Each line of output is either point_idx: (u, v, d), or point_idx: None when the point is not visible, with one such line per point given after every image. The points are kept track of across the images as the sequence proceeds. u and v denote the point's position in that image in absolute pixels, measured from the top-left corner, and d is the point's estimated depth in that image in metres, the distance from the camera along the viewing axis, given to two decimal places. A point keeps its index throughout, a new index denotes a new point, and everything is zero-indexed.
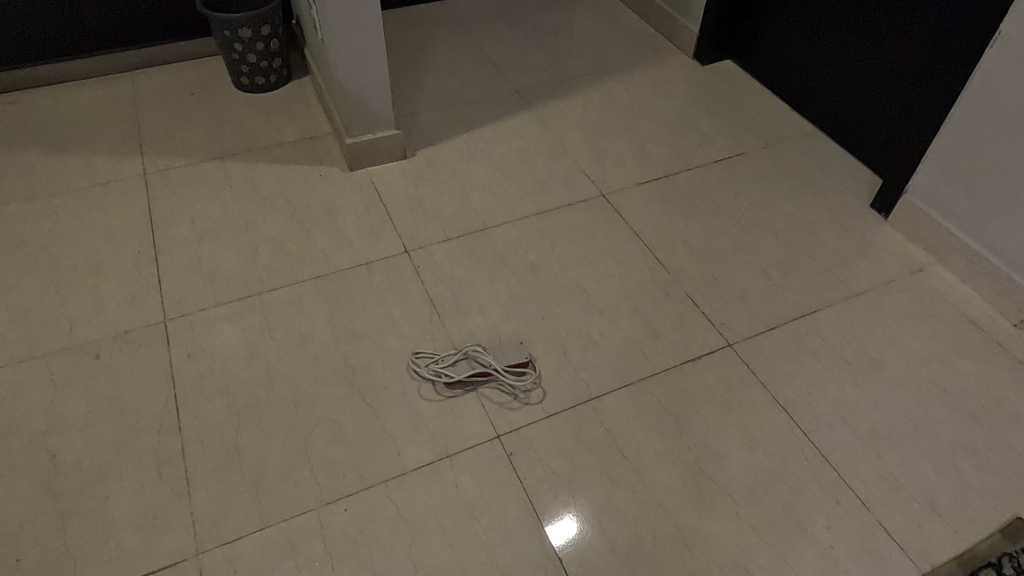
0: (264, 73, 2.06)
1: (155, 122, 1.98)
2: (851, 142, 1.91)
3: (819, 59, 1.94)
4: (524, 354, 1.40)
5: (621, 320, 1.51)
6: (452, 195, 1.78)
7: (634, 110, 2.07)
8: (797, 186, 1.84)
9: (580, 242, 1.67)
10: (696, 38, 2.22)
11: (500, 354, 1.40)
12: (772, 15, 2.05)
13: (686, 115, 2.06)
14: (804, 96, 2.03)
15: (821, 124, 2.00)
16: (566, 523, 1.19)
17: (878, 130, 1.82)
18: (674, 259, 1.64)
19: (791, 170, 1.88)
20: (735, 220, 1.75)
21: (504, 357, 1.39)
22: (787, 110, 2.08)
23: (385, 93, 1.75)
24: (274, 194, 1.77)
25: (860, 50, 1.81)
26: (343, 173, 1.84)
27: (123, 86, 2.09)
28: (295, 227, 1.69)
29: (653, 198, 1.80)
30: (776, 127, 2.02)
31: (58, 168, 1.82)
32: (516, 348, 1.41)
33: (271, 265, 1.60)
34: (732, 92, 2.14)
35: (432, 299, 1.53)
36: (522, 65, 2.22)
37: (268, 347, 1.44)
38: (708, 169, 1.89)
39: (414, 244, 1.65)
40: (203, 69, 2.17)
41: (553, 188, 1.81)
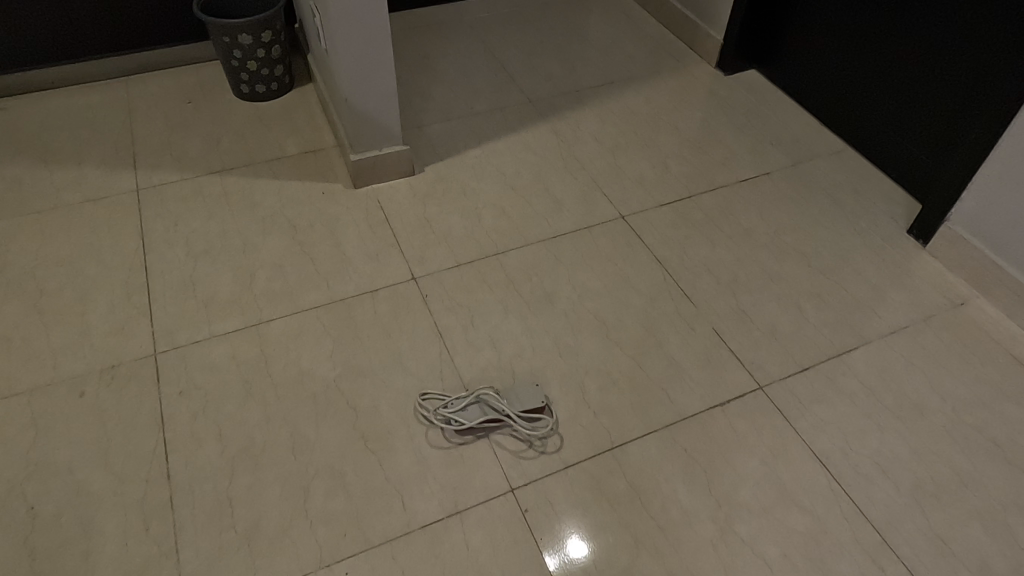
0: (264, 81, 1.96)
1: (150, 133, 1.88)
2: (885, 162, 1.81)
3: (852, 71, 1.82)
4: (540, 398, 1.29)
5: (643, 357, 1.40)
6: (462, 215, 1.68)
7: (654, 123, 1.96)
8: (829, 209, 1.73)
9: (598, 270, 1.57)
10: (720, 46, 2.10)
11: (514, 399, 1.29)
12: (801, 25, 1.94)
13: (709, 129, 1.95)
14: (836, 110, 1.92)
15: (854, 141, 1.89)
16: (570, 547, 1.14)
17: (917, 152, 1.71)
18: (700, 289, 1.54)
19: (823, 192, 1.77)
20: (763, 245, 1.64)
21: (519, 403, 1.29)
22: (816, 125, 1.97)
23: (392, 106, 1.65)
24: (273, 212, 1.67)
25: (899, 65, 1.69)
26: (346, 191, 1.74)
27: (117, 93, 1.99)
28: (295, 250, 1.59)
29: (676, 220, 1.69)
30: (805, 143, 1.91)
31: (47, 182, 1.72)
32: (531, 390, 1.31)
33: (269, 292, 1.50)
34: (758, 105, 2.03)
35: (441, 332, 1.43)
36: (536, 73, 2.11)
37: (265, 384, 1.34)
38: (734, 189, 1.78)
39: (422, 271, 1.55)
40: (201, 75, 2.06)
41: (569, 208, 1.70)
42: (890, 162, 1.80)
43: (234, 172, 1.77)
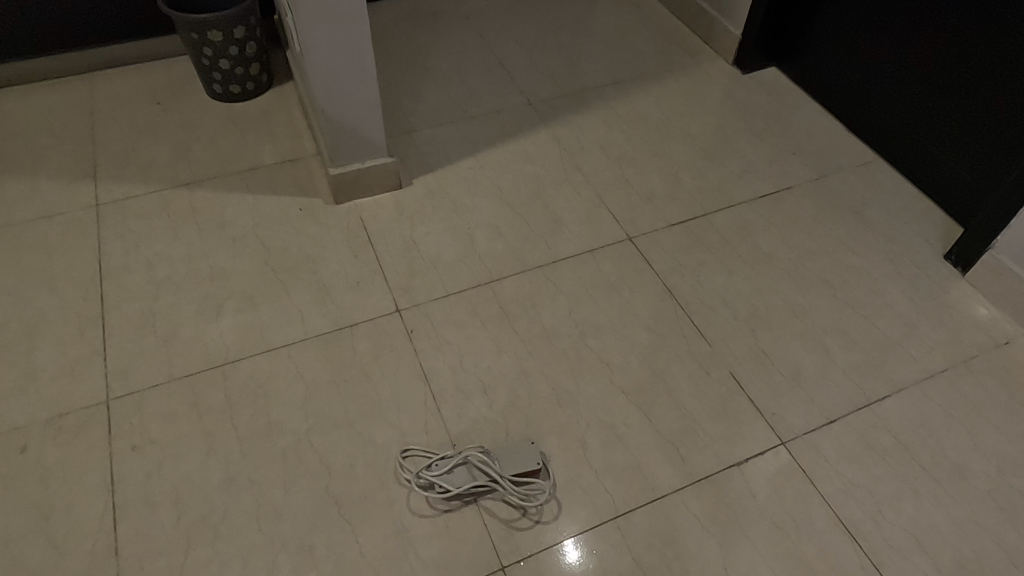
0: (239, 80, 1.78)
1: (113, 138, 1.72)
2: (921, 176, 1.64)
3: (886, 76, 1.66)
4: (535, 462, 1.15)
5: (652, 406, 1.26)
6: (453, 236, 1.52)
7: (666, 128, 1.79)
8: (857, 230, 1.57)
9: (603, 301, 1.41)
10: (738, 43, 1.93)
11: (507, 462, 1.15)
12: (829, 22, 1.76)
13: (725, 136, 1.78)
14: (866, 116, 1.74)
15: (886, 151, 1.72)
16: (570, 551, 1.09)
17: (959, 166, 1.54)
18: (715, 324, 1.39)
19: (850, 210, 1.61)
20: (785, 273, 1.49)
21: (512, 468, 1.14)
22: (842, 133, 1.80)
23: (375, 116, 1.48)
24: (245, 232, 1.52)
25: (940, 73, 1.52)
26: (327, 207, 1.58)
27: (80, 92, 1.82)
28: (268, 277, 1.44)
29: (689, 242, 1.53)
30: (831, 154, 1.74)
31: None
32: (527, 452, 1.16)
33: (237, 328, 1.35)
34: (780, 109, 1.86)
35: (427, 375, 1.29)
36: (537, 71, 1.93)
37: (229, 438, 1.20)
38: (753, 206, 1.62)
39: (408, 302, 1.40)
40: (172, 72, 1.89)
41: (571, 229, 1.55)
42: (927, 176, 1.63)
43: (204, 185, 1.61)
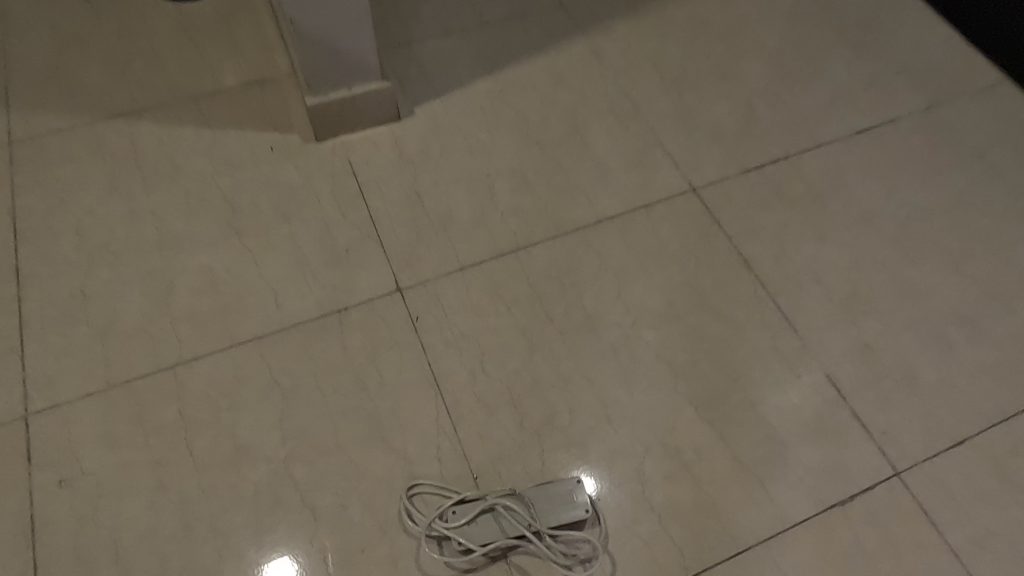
0: None
1: (29, 49, 1.34)
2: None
3: None
4: (584, 511, 0.90)
5: (728, 422, 0.99)
6: (468, 188, 1.20)
7: (735, 39, 1.41)
8: (982, 178, 1.23)
9: (659, 278, 1.11)
10: None
11: (546, 510, 0.90)
12: None
13: (811, 49, 1.40)
14: (996, 22, 1.35)
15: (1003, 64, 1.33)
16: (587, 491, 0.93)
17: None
18: (803, 309, 1.09)
19: (973, 151, 1.27)
20: (891, 236, 1.17)
21: (553, 518, 0.90)
22: (955, 41, 1.41)
23: (363, 27, 1.11)
24: (202, 181, 1.19)
25: None
26: (305, 146, 1.24)
27: None
28: (233, 244, 1.12)
29: (768, 197, 1.21)
30: (946, 74, 1.37)
31: None
32: (572, 496, 0.91)
33: (194, 314, 1.05)
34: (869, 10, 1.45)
35: (438, 382, 1.01)
36: None
37: (186, 469, 0.93)
38: (848, 145, 1.27)
39: (413, 279, 1.10)
40: None
41: (617, 178, 1.22)
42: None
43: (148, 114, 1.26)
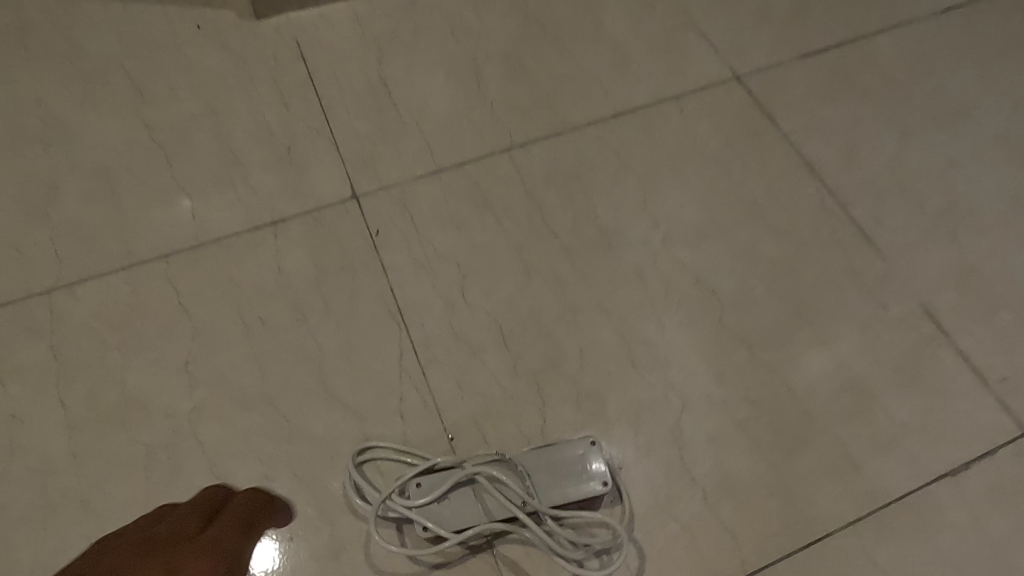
0: None
1: None
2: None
3: None
4: (603, 486, 0.65)
5: (793, 366, 0.73)
6: (447, 74, 0.93)
7: None
8: None
9: (696, 184, 0.85)
10: None
11: (550, 483, 0.65)
12: None
13: None
14: None
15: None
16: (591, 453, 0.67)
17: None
18: (886, 222, 0.83)
19: None
20: (994, 133, 0.90)
21: (559, 494, 0.65)
22: None
23: None
24: (104, 64, 0.92)
25: None
26: (240, 22, 0.96)
27: None
28: (139, 140, 0.86)
29: (834, 87, 0.94)
30: None
31: None
32: (586, 464, 0.66)
33: (80, 228, 0.79)
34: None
35: (404, 314, 0.76)
36: None
37: (55, 428, 0.68)
38: (933, 25, 1.00)
39: (374, 185, 0.84)
40: None
41: (639, 63, 0.95)
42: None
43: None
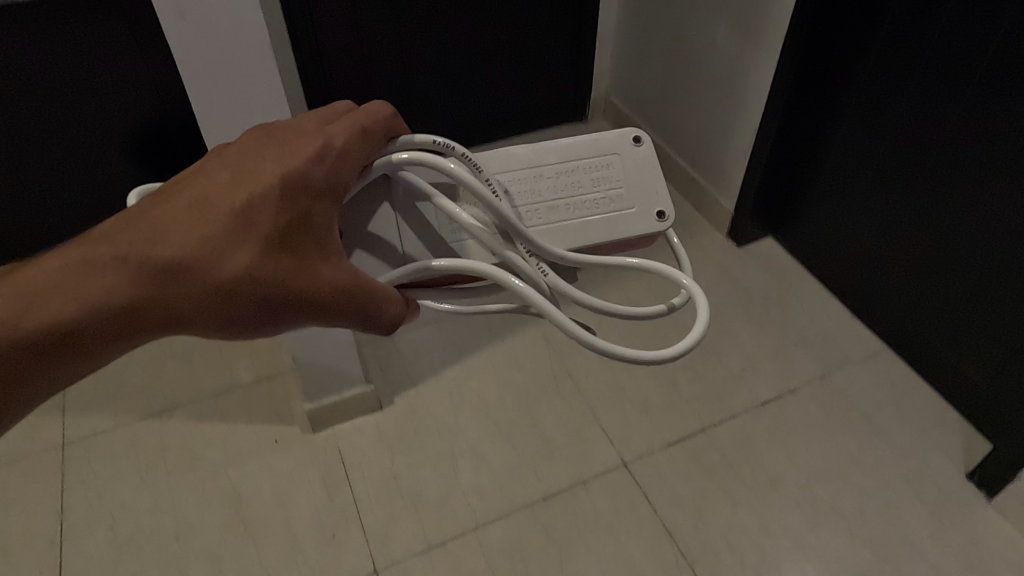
0: None
1: None
2: (933, 205, 1.10)
3: (895, 225, 1.19)
4: (662, 220, 0.57)
5: (704, 532, 1.04)
6: (391, 372, 1.25)
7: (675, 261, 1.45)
8: (907, 395, 1.20)
9: (645, 369, 1.25)
10: (732, 206, 1.45)
11: (585, 212, 0.55)
12: (829, 169, 1.27)
13: (723, 263, 1.44)
14: (875, 211, 1.22)
15: (974, 83, 0.97)
16: (638, 157, 0.58)
17: (1003, 227, 1.00)
18: (780, 432, 1.15)
19: (894, 379, 1.22)
20: (852, 363, 1.25)
21: (581, 234, 0.55)
22: (884, 246, 1.22)
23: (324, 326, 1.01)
24: (151, 389, 1.26)
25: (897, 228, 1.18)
26: (248, 353, 1.31)
27: None
28: (173, 443, 1.17)
29: (680, 399, 1.21)
30: (869, 302, 1.29)
31: None
32: (646, 181, 0.58)
33: (254, 528, 1.07)
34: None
35: (460, 538, 1.04)
36: None
37: None
38: (764, 346, 1.28)
39: (412, 392, 1.22)
40: None
41: (539, 360, 1.27)
42: (961, 217, 1.06)
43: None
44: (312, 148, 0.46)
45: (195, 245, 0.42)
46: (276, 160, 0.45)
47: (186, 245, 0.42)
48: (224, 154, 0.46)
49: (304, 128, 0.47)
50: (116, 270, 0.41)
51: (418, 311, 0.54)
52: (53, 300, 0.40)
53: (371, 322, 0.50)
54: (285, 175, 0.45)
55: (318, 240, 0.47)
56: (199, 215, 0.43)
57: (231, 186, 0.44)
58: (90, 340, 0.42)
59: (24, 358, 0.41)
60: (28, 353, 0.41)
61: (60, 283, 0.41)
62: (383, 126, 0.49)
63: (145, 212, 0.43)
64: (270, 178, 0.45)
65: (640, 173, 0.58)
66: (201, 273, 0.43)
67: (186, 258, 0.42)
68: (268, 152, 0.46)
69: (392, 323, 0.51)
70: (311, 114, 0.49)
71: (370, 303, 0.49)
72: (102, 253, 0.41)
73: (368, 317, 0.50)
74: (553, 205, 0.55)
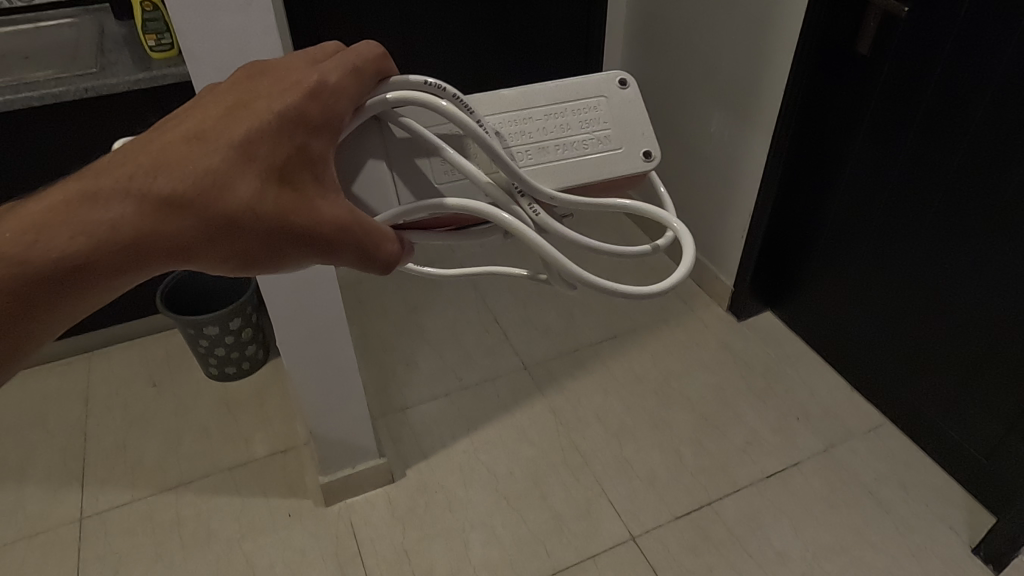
0: (236, 361, 1.42)
1: (50, 403, 1.42)
2: (929, 277, 1.13)
3: (890, 292, 1.22)
4: (648, 161, 0.48)
5: None
6: (402, 445, 1.29)
7: (678, 338, 1.50)
8: (910, 469, 1.21)
9: (650, 442, 1.28)
10: (732, 284, 1.51)
11: (574, 151, 0.47)
12: (825, 240, 1.32)
13: (725, 340, 1.48)
14: (871, 278, 1.25)
15: (960, 158, 1.03)
16: (625, 92, 0.49)
17: (995, 298, 1.03)
18: (785, 506, 1.17)
19: (896, 454, 1.24)
20: (855, 436, 1.27)
21: (570, 177, 0.47)
22: (880, 318, 1.26)
23: (340, 401, 1.06)
24: (170, 463, 1.29)
25: (893, 295, 1.22)
26: (266, 427, 1.35)
27: (79, 364, 1.50)
28: (189, 517, 1.20)
29: (686, 472, 1.23)
30: (869, 375, 1.32)
31: (38, 426, 1.38)
32: (633, 118, 0.49)
33: None
34: (828, 78, 1.19)
35: None
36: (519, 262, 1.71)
37: None
38: (767, 420, 1.31)
39: (422, 466, 1.25)
40: (162, 345, 1.55)
41: (546, 432, 1.30)
42: (957, 288, 1.09)
43: (211, 361, 1.40)
44: (314, 77, 0.38)
45: (194, 173, 0.34)
46: (275, 88, 0.38)
47: (183, 172, 0.34)
48: (212, 89, 0.38)
49: (299, 61, 0.40)
50: (118, 201, 0.33)
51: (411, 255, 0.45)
52: (51, 238, 0.32)
53: (376, 265, 0.42)
54: (283, 103, 0.37)
55: (319, 176, 0.39)
56: (195, 141, 0.35)
57: (230, 113, 0.36)
58: (89, 282, 0.33)
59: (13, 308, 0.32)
60: (23, 300, 0.32)
61: (39, 219, 0.32)
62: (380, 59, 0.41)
63: (132, 146, 0.35)
64: (269, 105, 0.37)
65: (626, 110, 0.49)
66: (200, 203, 0.34)
67: (182, 187, 0.34)
68: (264, 81, 0.38)
69: (394, 264, 0.42)
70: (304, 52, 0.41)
71: (376, 247, 0.41)
72: (102, 182, 0.33)
73: (372, 258, 0.41)
74: (542, 144, 0.46)
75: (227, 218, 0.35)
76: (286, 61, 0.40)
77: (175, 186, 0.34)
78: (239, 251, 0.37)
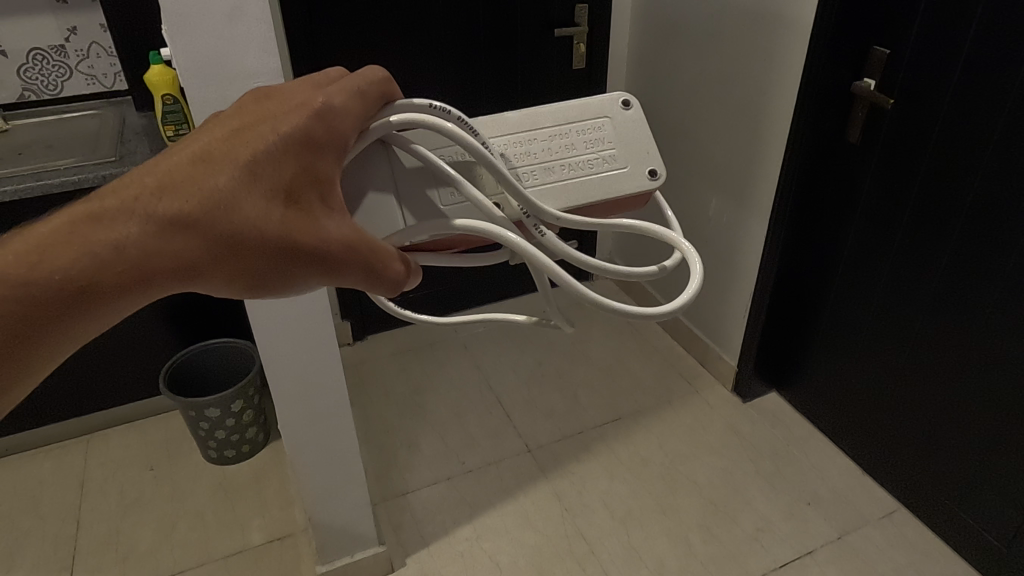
0: (235, 444, 1.40)
1: (43, 489, 1.39)
2: (931, 357, 1.13)
3: (891, 358, 1.21)
4: (654, 178, 0.50)
5: None
6: (402, 532, 1.25)
7: (683, 420, 1.48)
8: (928, 559, 1.17)
9: (657, 529, 1.24)
10: (736, 364, 1.50)
11: (581, 172, 0.48)
12: (824, 310, 1.32)
13: (730, 421, 1.47)
14: (871, 346, 1.24)
15: (954, 229, 1.04)
16: (626, 108, 0.51)
17: (998, 361, 1.02)
18: None
19: (912, 543, 1.20)
20: (867, 523, 1.24)
21: (578, 195, 0.48)
22: (886, 391, 1.24)
23: (340, 485, 1.04)
24: (161, 552, 1.25)
25: (896, 361, 1.20)
26: (263, 514, 1.32)
27: (76, 447, 1.49)
28: None
29: (694, 560, 1.19)
30: (881, 458, 1.29)
31: (29, 513, 1.34)
32: (639, 138, 0.51)
33: None
34: (820, 163, 1.23)
35: None
36: (523, 343, 1.71)
37: None
38: (777, 505, 1.28)
39: (423, 554, 1.21)
40: (160, 428, 1.53)
41: (550, 518, 1.27)
42: (960, 366, 1.09)
43: (211, 443, 1.38)
44: (317, 99, 0.40)
45: (197, 196, 0.35)
46: (278, 111, 0.39)
47: (187, 195, 0.35)
48: (218, 117, 0.40)
49: (303, 86, 0.41)
50: (124, 222, 0.34)
51: (419, 278, 0.46)
52: (55, 259, 0.33)
53: (384, 284, 0.42)
54: (285, 126, 0.39)
55: (324, 195, 0.39)
56: (199, 168, 0.36)
57: (233, 138, 0.38)
58: (96, 305, 0.34)
59: (13, 331, 0.33)
60: (34, 323, 0.33)
61: (47, 243, 0.33)
62: (384, 85, 0.43)
63: (139, 173, 0.36)
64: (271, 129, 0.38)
65: (631, 127, 0.51)
66: (204, 226, 0.35)
67: (187, 210, 0.35)
68: (268, 106, 0.40)
69: (399, 282, 0.43)
70: (309, 77, 0.43)
71: (378, 265, 0.41)
72: (108, 205, 0.34)
73: (376, 274, 0.41)
74: (547, 165, 0.48)
75: (231, 240, 0.36)
76: (290, 86, 0.42)
77: (178, 208, 0.35)
78: (243, 271, 0.38)
